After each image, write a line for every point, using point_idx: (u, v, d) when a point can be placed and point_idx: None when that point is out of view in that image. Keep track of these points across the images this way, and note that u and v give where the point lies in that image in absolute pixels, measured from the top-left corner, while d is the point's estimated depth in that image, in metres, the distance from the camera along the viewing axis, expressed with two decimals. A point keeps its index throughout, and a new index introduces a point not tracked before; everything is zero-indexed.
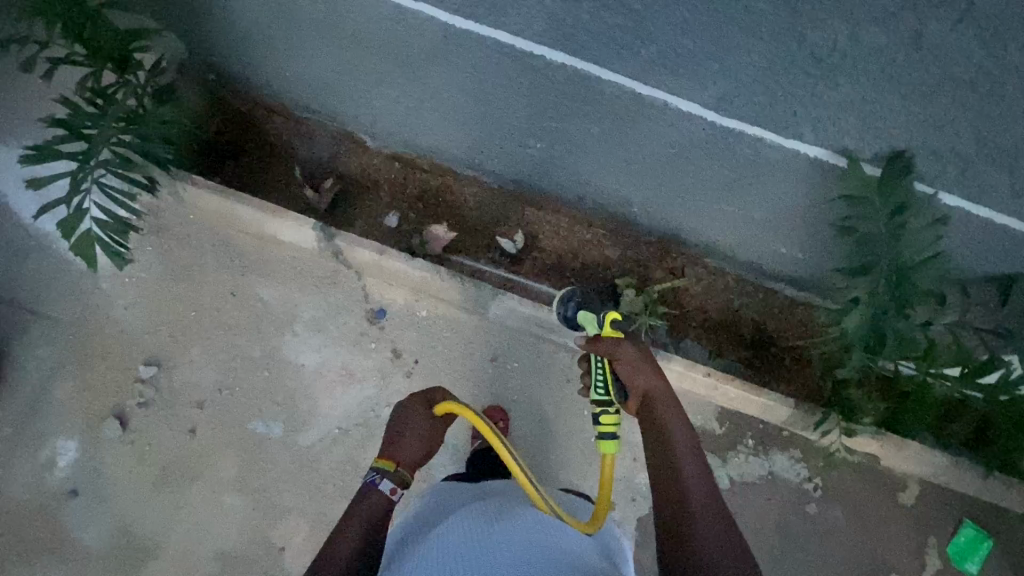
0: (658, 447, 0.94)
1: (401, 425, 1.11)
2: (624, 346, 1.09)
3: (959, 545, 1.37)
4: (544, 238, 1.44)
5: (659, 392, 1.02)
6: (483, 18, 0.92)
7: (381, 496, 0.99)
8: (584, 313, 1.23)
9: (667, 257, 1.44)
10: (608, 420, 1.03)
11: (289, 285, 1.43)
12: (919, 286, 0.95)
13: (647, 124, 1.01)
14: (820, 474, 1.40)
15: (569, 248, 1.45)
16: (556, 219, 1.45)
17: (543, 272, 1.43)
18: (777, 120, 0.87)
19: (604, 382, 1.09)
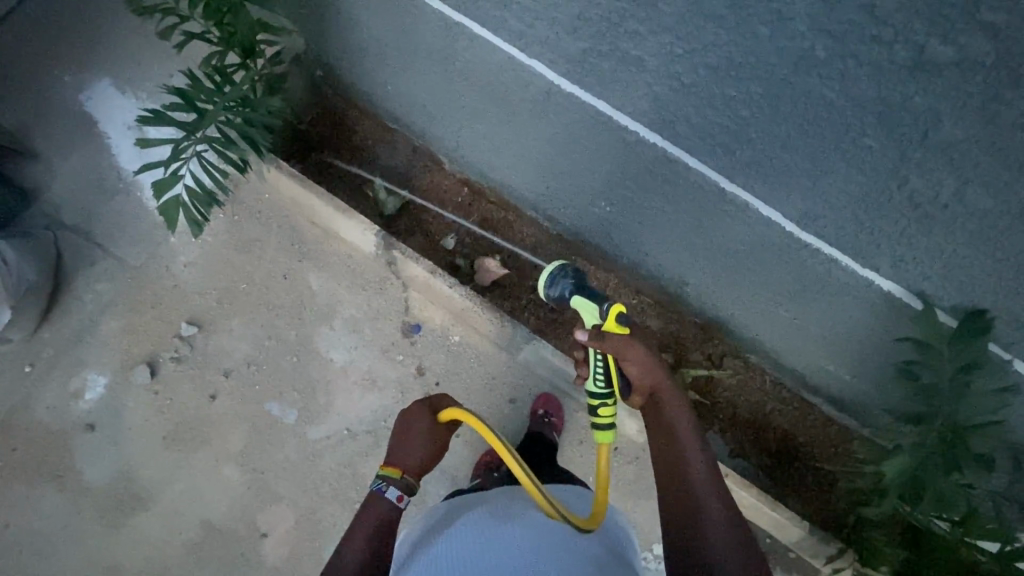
0: (665, 448, 0.92)
1: (406, 430, 1.07)
2: (633, 345, 0.93)
3: None
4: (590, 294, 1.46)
5: (667, 388, 0.96)
6: (589, 86, 0.95)
7: (387, 504, 0.98)
8: (575, 298, 1.03)
9: (708, 342, 1.43)
10: (607, 414, 0.99)
11: (338, 281, 1.48)
12: (974, 450, 0.90)
13: (722, 216, 1.02)
14: None
15: None
16: (606, 279, 1.47)
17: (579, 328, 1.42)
18: (857, 247, 0.87)
19: (605, 376, 0.98)
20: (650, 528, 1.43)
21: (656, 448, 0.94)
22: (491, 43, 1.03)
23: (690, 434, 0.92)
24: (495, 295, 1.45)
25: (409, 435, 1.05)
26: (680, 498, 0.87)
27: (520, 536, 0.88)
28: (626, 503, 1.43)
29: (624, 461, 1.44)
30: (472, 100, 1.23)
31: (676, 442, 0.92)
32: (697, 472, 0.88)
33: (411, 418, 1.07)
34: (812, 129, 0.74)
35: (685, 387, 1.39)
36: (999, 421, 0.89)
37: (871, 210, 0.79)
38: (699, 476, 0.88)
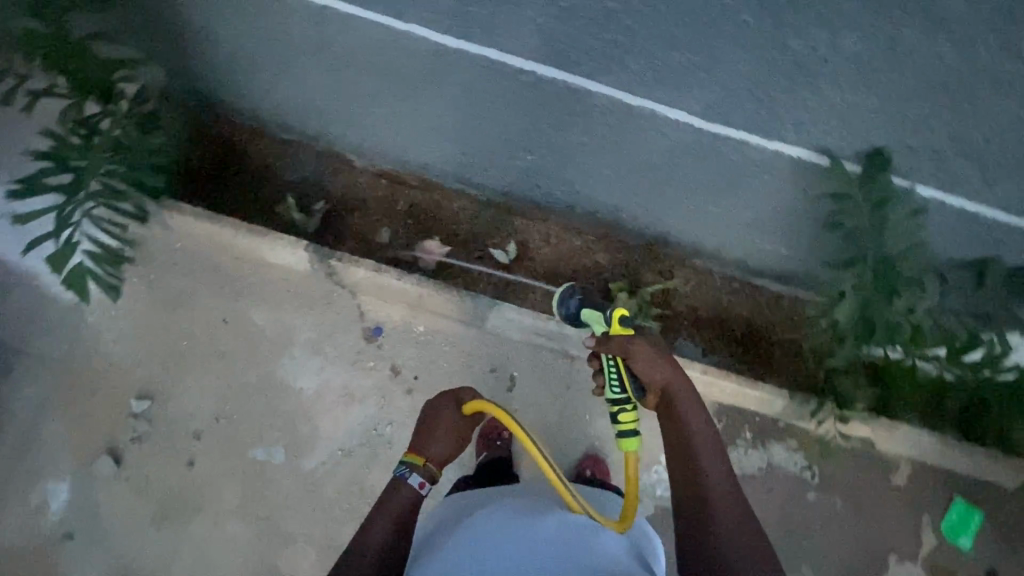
0: (681, 445, 0.96)
1: (431, 421, 1.14)
2: (637, 343, 0.97)
3: (953, 521, 1.48)
4: (536, 244, 1.50)
5: (677, 384, 0.99)
6: (474, 36, 0.94)
7: (410, 489, 1.03)
8: (587, 313, 1.08)
9: (657, 259, 1.50)
10: (627, 420, 0.97)
11: (283, 308, 1.42)
12: (904, 274, 1.00)
13: (636, 131, 1.05)
14: (816, 463, 1.46)
15: (560, 255, 1.50)
16: (545, 227, 1.50)
17: (534, 281, 1.47)
18: (761, 124, 0.92)
19: (619, 380, 1.00)
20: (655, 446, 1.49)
21: (672, 446, 0.98)
22: (366, 20, 1.00)
23: (704, 432, 0.96)
24: (445, 274, 1.47)
25: (435, 426, 1.12)
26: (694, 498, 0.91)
27: (553, 537, 0.89)
28: None
29: None
30: (364, 84, 1.20)
31: (691, 440, 0.95)
32: (711, 467, 0.93)
33: (438, 412, 1.14)
34: (695, 20, 0.77)
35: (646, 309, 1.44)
36: (918, 245, 0.99)
37: (764, 85, 0.84)
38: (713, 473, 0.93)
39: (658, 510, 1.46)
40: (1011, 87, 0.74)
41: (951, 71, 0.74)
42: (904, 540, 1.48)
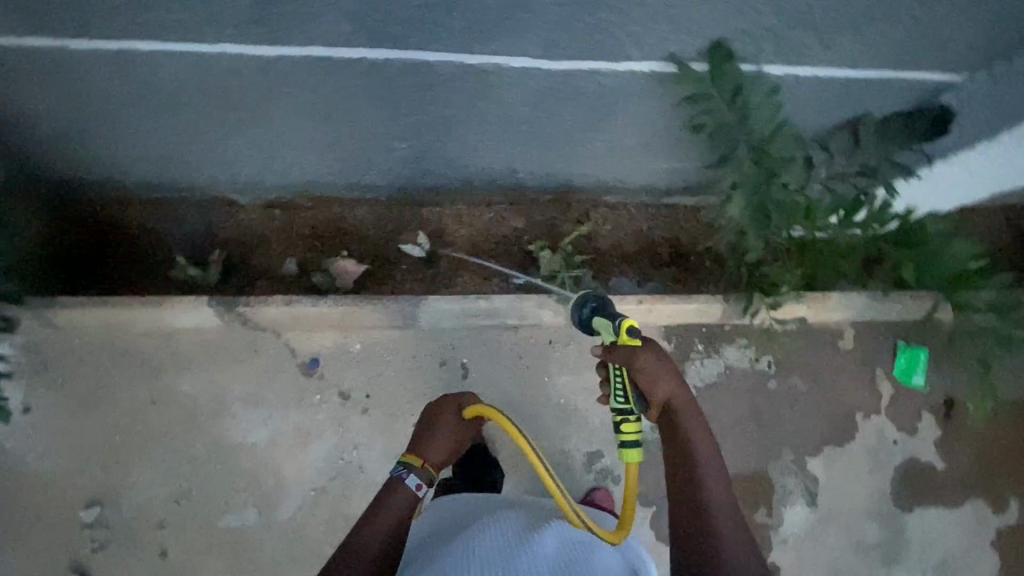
0: (683, 463, 0.95)
1: (430, 425, 1.14)
2: (642, 354, 0.93)
3: (903, 365, 1.58)
4: (453, 227, 1.53)
5: (680, 397, 0.97)
6: (289, 39, 0.89)
7: (408, 490, 1.03)
8: (600, 320, 0.99)
9: (570, 209, 1.57)
10: (630, 430, 0.93)
11: (209, 370, 1.36)
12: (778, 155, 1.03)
13: (491, 90, 1.03)
14: (766, 353, 1.55)
15: (478, 232, 1.54)
16: (454, 210, 1.53)
17: (461, 265, 1.51)
18: (601, 48, 0.91)
19: (623, 390, 0.96)
20: None
21: (674, 463, 0.96)
22: (173, 53, 0.93)
23: (707, 448, 0.96)
24: (369, 285, 1.47)
25: (434, 430, 1.12)
26: (693, 516, 0.91)
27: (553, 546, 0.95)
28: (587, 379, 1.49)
29: (565, 347, 1.48)
30: (208, 120, 1.14)
31: (694, 458, 0.95)
32: (713, 488, 0.93)
33: (440, 414, 1.14)
34: None
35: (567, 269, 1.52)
36: (784, 123, 1.01)
37: (586, 9, 0.83)
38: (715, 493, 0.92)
39: None
40: None
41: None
42: (862, 397, 1.57)
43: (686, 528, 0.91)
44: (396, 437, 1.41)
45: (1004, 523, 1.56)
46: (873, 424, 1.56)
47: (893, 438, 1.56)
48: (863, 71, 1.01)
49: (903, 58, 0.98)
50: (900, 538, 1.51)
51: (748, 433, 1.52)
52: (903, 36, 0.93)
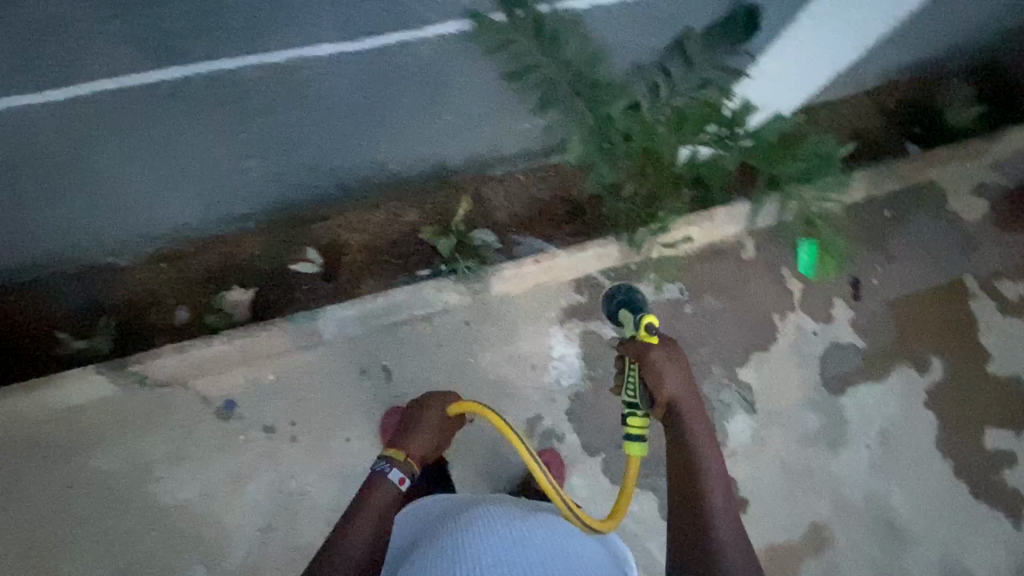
0: (685, 461, 1.06)
1: (415, 418, 1.21)
2: (654, 354, 1.09)
3: (804, 260, 1.64)
4: (347, 237, 1.52)
5: (686, 399, 1.09)
6: (71, 78, 0.86)
7: (391, 485, 1.10)
8: (623, 313, 1.22)
9: (460, 191, 1.58)
10: (636, 424, 1.09)
11: (122, 439, 1.32)
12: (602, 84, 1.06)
13: (312, 85, 1.03)
14: (678, 279, 1.61)
15: (372, 235, 1.54)
16: (344, 219, 1.53)
17: (365, 271, 1.52)
18: (396, 18, 0.92)
19: (634, 386, 1.13)
20: (543, 347, 1.52)
21: (677, 461, 1.07)
22: None
23: (709, 449, 1.06)
24: (273, 310, 1.45)
25: (420, 426, 1.20)
26: (697, 513, 1.00)
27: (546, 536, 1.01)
28: (510, 350, 1.50)
29: (482, 324, 1.49)
30: (40, 184, 1.10)
31: (695, 457, 1.05)
32: (713, 489, 1.02)
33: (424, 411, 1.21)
34: None
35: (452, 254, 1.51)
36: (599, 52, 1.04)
37: None
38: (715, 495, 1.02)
39: (574, 399, 1.51)
40: None
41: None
42: (775, 299, 1.64)
43: (687, 524, 1.00)
44: (332, 456, 1.38)
45: (932, 382, 1.63)
46: (791, 322, 1.63)
47: (812, 330, 1.63)
48: None
49: None
50: (840, 421, 1.56)
51: None
52: None
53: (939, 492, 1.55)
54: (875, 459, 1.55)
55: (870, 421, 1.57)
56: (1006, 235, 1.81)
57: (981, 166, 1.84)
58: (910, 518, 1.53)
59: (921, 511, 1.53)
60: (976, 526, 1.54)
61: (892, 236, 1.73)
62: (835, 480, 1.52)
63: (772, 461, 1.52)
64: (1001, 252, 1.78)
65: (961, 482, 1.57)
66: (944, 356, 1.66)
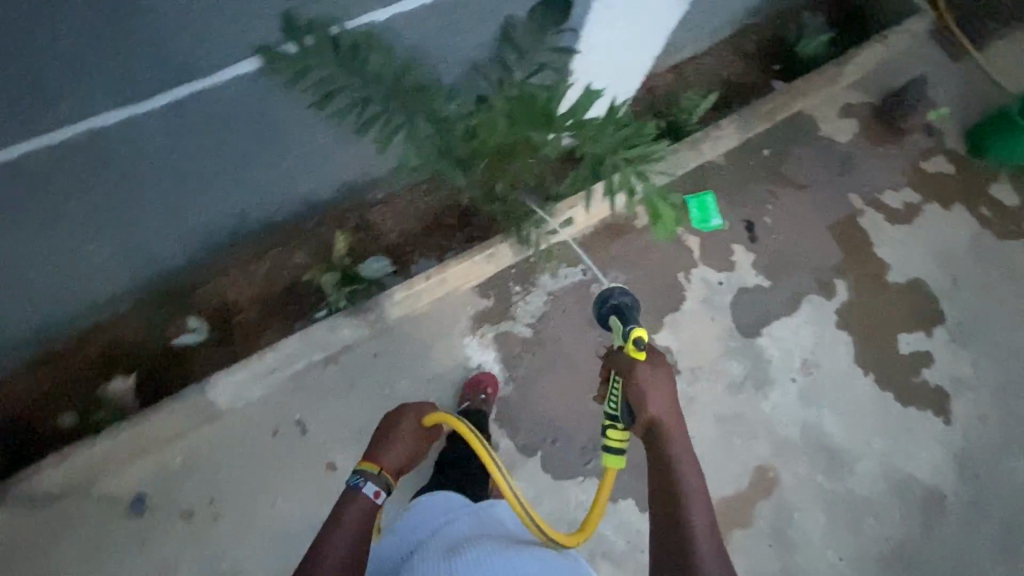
0: (668, 485, 0.97)
1: (392, 430, 1.19)
2: (637, 368, 1.04)
3: (697, 215, 1.69)
4: (236, 294, 1.45)
5: (670, 418, 1.02)
6: None
7: (367, 498, 1.03)
8: (615, 322, 1.20)
9: (345, 222, 1.53)
10: (615, 436, 1.05)
11: (27, 564, 1.23)
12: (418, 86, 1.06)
13: (120, 153, 0.98)
14: (582, 260, 1.61)
15: (260, 286, 1.47)
16: (227, 278, 1.46)
17: (262, 324, 1.44)
18: (177, 70, 0.89)
19: (614, 398, 1.08)
20: (459, 361, 1.49)
21: (656, 484, 0.98)
22: None
23: (694, 473, 0.98)
24: (168, 389, 1.36)
25: (395, 438, 1.18)
26: (676, 538, 0.91)
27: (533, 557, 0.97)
28: (427, 372, 1.46)
29: (391, 352, 1.45)
30: None
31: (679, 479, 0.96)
32: (695, 516, 0.93)
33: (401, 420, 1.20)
34: None
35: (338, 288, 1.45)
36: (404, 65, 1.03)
37: (112, 40, 0.79)
38: (699, 523, 0.92)
39: (501, 404, 1.48)
40: None
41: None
42: (675, 258, 1.66)
43: (668, 555, 0.90)
44: (261, 525, 1.32)
45: (839, 303, 1.68)
46: (697, 277, 1.66)
47: (717, 280, 1.66)
48: None
49: None
50: (762, 362, 1.59)
51: (593, 341, 1.57)
52: None
53: (868, 407, 1.60)
54: (803, 390, 1.58)
55: (789, 355, 1.61)
56: (882, 147, 1.87)
57: (845, 88, 1.91)
58: (846, 438, 1.56)
59: (855, 429, 1.57)
60: (909, 430, 1.59)
61: (775, 172, 1.78)
62: (769, 420, 1.55)
63: (706, 417, 1.54)
64: (880, 165, 1.85)
65: (885, 392, 1.62)
66: (846, 276, 1.71)
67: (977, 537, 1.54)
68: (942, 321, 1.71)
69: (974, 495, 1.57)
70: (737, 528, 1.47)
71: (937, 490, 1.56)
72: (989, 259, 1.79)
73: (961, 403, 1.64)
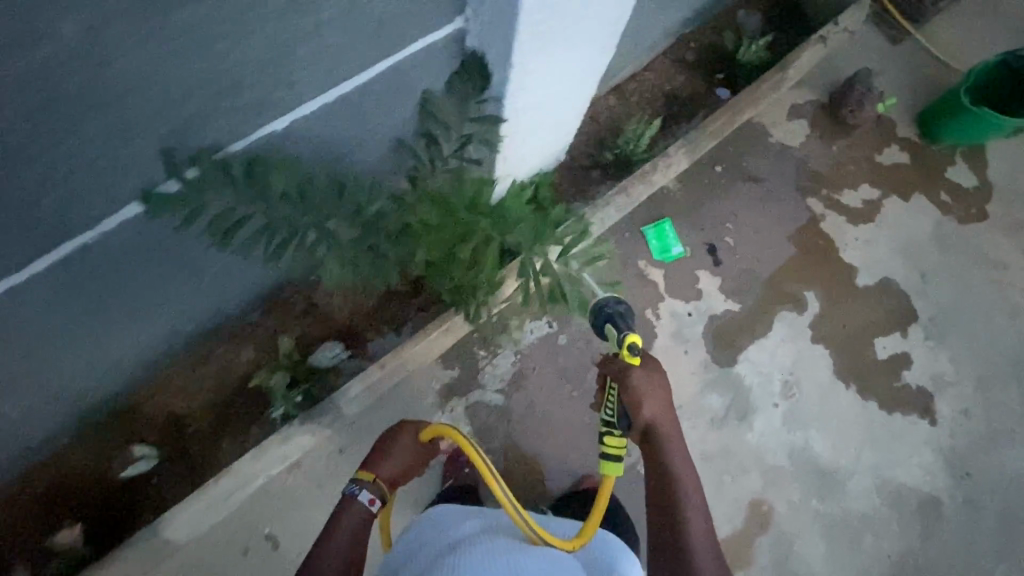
0: (664, 483, 1.06)
1: (389, 444, 1.13)
2: (633, 376, 1.01)
3: (656, 246, 1.64)
4: (186, 404, 1.35)
5: (665, 419, 1.05)
6: None
7: (362, 506, 1.05)
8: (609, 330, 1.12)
9: (292, 306, 1.44)
10: (612, 443, 0.96)
11: None
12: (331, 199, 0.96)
13: (10, 319, 0.89)
14: (546, 313, 1.55)
15: (211, 392, 1.37)
16: (174, 388, 1.35)
17: (217, 433, 1.35)
18: (53, 232, 0.80)
19: (612, 406, 1.03)
20: None
21: (652, 478, 1.08)
22: None
23: (687, 470, 1.07)
24: (127, 522, 1.28)
25: (391, 451, 1.12)
26: (672, 533, 1.02)
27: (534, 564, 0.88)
28: None
29: (358, 445, 1.38)
30: None
31: (674, 479, 1.05)
32: (691, 511, 1.04)
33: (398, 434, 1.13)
34: None
35: (289, 387, 1.35)
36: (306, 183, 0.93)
37: None
38: (693, 519, 1.03)
39: None
40: (107, 54, 0.63)
41: (49, 68, 0.61)
42: (640, 295, 1.61)
43: (667, 548, 1.02)
44: None
45: (812, 316, 1.64)
46: (665, 312, 1.61)
47: (686, 311, 1.61)
48: (362, 74, 0.94)
49: (387, 43, 0.92)
50: (742, 391, 1.55)
51: (567, 396, 1.51)
52: (365, 32, 0.86)
53: (853, 420, 1.57)
54: (786, 414, 1.55)
55: (768, 380, 1.57)
56: (835, 146, 1.83)
57: (789, 89, 1.86)
58: (835, 457, 1.53)
59: (843, 446, 1.54)
60: (896, 438, 1.57)
61: (729, 188, 1.73)
62: (756, 450, 1.51)
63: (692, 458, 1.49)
64: (834, 165, 1.81)
65: (869, 401, 1.59)
66: (815, 286, 1.67)
67: (977, 537, 1.52)
68: (915, 318, 1.68)
69: (968, 495, 1.55)
70: (738, 569, 1.44)
71: (932, 495, 1.54)
72: (953, 247, 1.77)
73: (944, 400, 1.61)
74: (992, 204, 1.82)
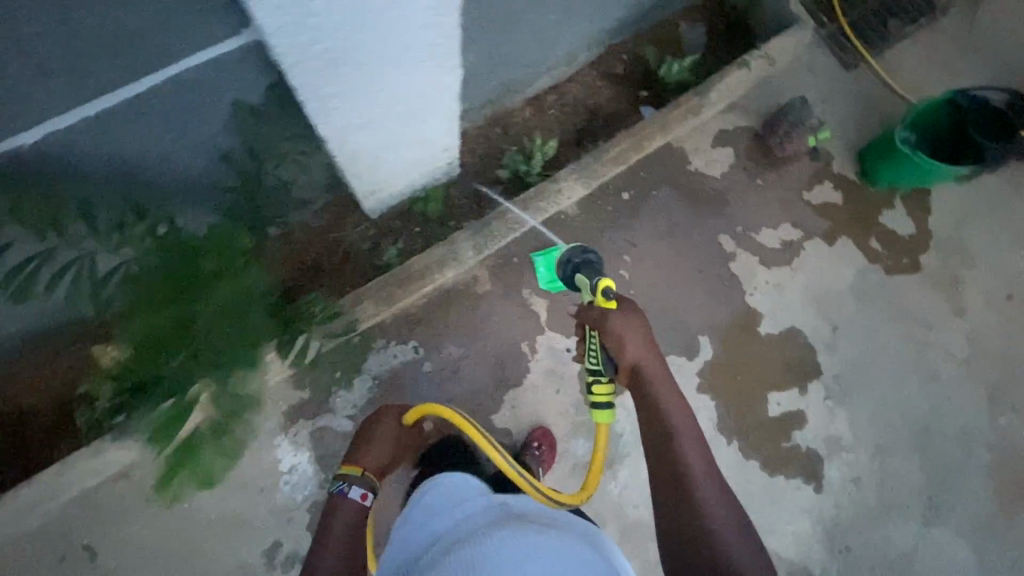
0: (660, 434, 0.93)
1: (373, 430, 1.23)
2: (611, 314, 0.95)
3: (546, 274, 1.50)
4: (31, 394, 1.30)
5: (650, 360, 0.95)
6: None
7: (354, 502, 1.06)
8: (581, 278, 1.12)
9: None
10: (601, 392, 0.97)
11: None
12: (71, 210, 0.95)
13: None
14: (413, 337, 1.48)
15: (58, 385, 1.30)
16: (23, 377, 1.30)
17: (58, 431, 1.30)
18: None
19: (594, 353, 0.99)
20: (269, 464, 1.37)
21: (648, 431, 0.95)
22: None
23: (683, 417, 0.95)
24: None
25: (378, 438, 1.22)
26: (679, 492, 0.89)
27: (554, 555, 0.80)
28: (232, 478, 1.35)
29: None
30: None
31: (668, 423, 0.93)
32: (694, 462, 0.91)
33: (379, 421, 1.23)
34: None
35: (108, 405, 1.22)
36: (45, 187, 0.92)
37: None
38: (697, 468, 0.90)
39: (314, 508, 1.37)
40: None
41: None
42: (519, 326, 1.53)
43: (672, 500, 0.89)
44: None
45: (702, 363, 1.54)
46: (543, 345, 1.53)
47: (565, 347, 1.53)
48: (129, 85, 0.87)
49: (148, 58, 0.84)
50: (612, 438, 1.47)
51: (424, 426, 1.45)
52: (107, 49, 0.79)
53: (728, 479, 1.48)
54: None
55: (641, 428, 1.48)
56: (761, 179, 1.69)
57: (718, 113, 1.70)
58: None
59: None
60: (775, 502, 1.48)
61: (634, 217, 1.62)
62: (618, 502, 1.44)
63: None
64: (756, 200, 1.67)
65: (750, 459, 1.49)
66: (712, 330, 1.56)
67: None
68: (817, 375, 1.56)
69: (843, 569, 1.45)
70: None
71: (801, 567, 1.45)
72: (875, 299, 1.63)
73: (834, 466, 1.51)
74: (928, 255, 1.66)
